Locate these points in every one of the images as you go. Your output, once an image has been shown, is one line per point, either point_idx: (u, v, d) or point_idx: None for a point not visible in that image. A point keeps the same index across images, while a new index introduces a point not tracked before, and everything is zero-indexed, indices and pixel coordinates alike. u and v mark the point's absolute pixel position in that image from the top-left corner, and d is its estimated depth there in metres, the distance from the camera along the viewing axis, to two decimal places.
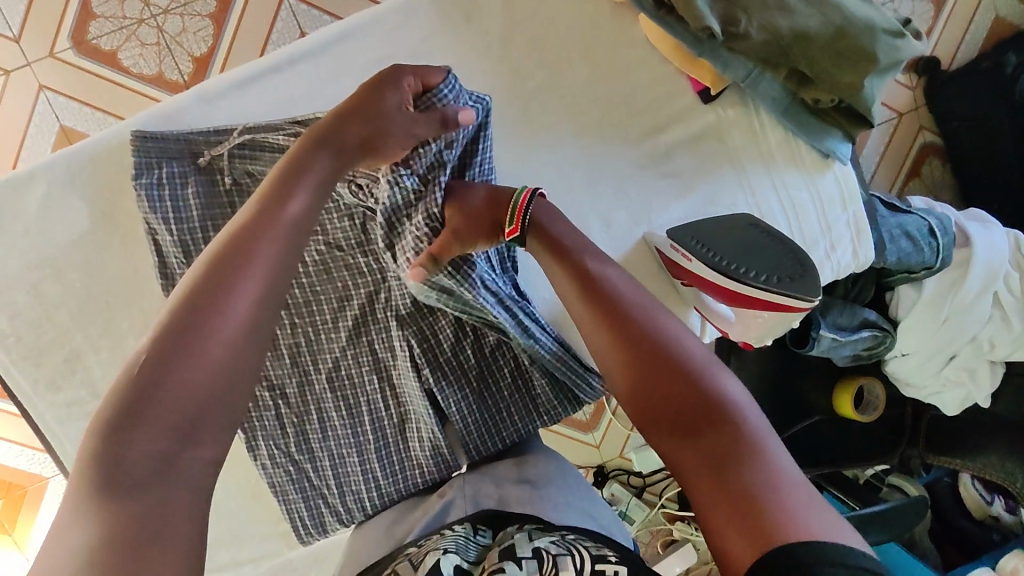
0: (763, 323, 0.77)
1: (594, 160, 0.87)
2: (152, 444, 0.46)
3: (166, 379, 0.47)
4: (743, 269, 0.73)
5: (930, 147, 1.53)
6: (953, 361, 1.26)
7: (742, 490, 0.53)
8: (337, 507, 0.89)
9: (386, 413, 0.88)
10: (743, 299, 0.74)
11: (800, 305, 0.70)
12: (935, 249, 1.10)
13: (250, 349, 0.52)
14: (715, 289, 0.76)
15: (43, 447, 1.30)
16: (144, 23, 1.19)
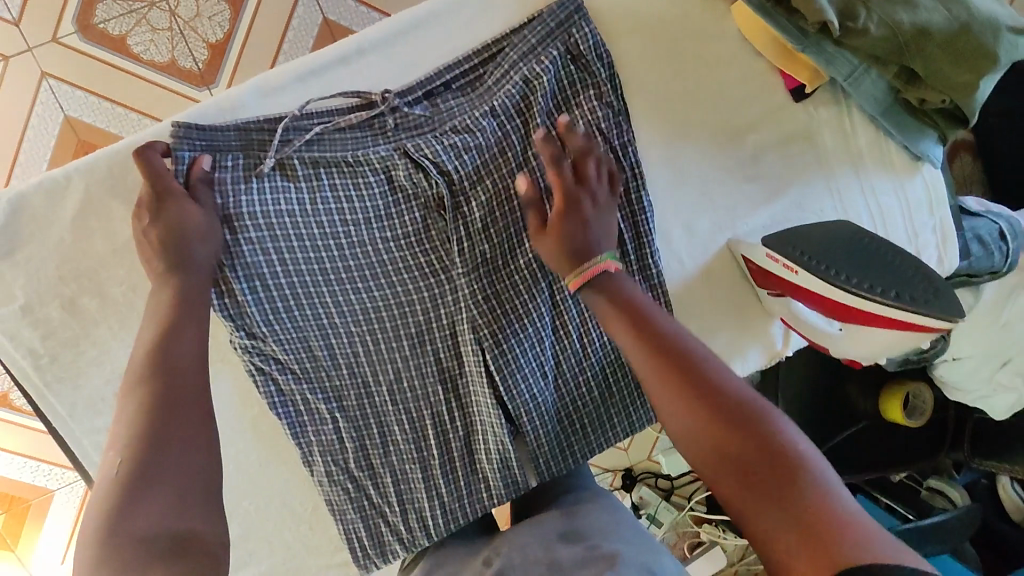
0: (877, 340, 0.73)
1: (682, 167, 0.82)
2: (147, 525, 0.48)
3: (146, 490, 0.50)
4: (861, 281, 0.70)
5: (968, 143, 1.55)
6: (1008, 366, 1.22)
7: (795, 508, 0.46)
8: (397, 526, 0.82)
9: (451, 424, 0.82)
10: (854, 312, 0.71)
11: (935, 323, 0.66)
12: (1004, 255, 1.06)
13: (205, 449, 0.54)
14: (825, 304, 0.73)
15: (65, 464, 1.22)
16: (155, 6, 1.08)
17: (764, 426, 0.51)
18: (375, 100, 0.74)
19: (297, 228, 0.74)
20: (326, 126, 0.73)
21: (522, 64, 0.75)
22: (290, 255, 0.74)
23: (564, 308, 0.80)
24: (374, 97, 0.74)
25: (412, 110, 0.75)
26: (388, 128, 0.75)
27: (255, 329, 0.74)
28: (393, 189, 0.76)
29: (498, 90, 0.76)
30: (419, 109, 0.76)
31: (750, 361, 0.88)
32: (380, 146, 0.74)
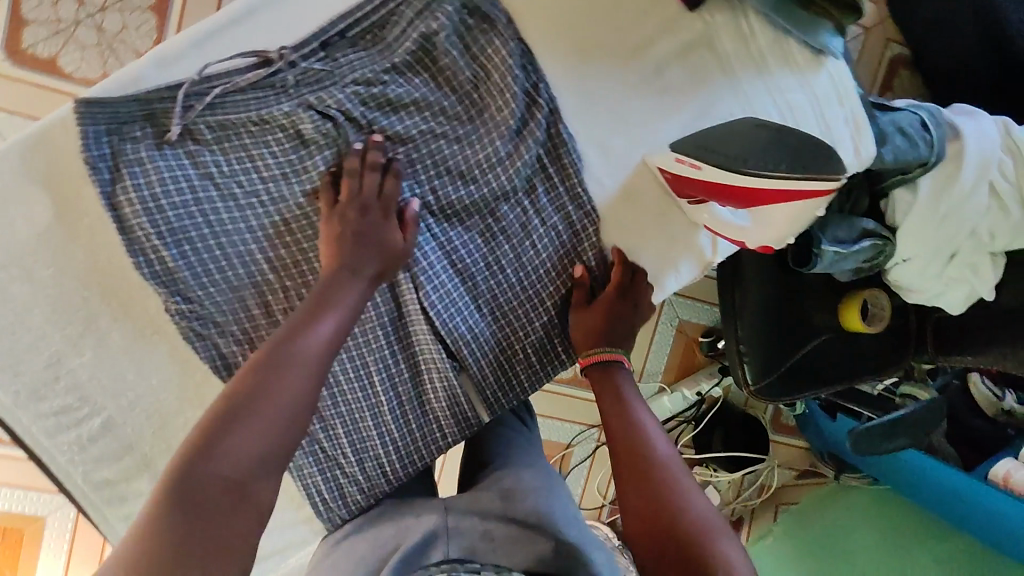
0: (781, 216, 0.76)
1: (589, 87, 0.83)
2: (222, 468, 0.56)
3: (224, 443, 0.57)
4: (757, 163, 0.72)
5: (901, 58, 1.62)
6: (954, 259, 1.26)
7: None
8: (355, 475, 0.85)
9: (397, 368, 0.84)
10: (763, 195, 0.73)
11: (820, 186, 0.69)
12: (929, 144, 1.08)
13: (291, 423, 0.60)
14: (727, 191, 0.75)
15: (57, 489, 1.29)
16: (81, 24, 1.15)
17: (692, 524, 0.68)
18: (272, 58, 0.74)
19: (214, 191, 0.75)
20: (226, 87, 0.73)
21: (418, 22, 0.77)
22: (213, 217, 0.75)
23: (491, 242, 0.84)
24: (271, 55, 0.74)
25: (314, 65, 0.75)
26: (289, 86, 0.75)
27: (191, 294, 0.75)
28: (303, 141, 0.76)
29: (398, 46, 0.77)
30: (319, 64, 0.76)
31: (682, 271, 0.91)
32: (283, 104, 0.74)
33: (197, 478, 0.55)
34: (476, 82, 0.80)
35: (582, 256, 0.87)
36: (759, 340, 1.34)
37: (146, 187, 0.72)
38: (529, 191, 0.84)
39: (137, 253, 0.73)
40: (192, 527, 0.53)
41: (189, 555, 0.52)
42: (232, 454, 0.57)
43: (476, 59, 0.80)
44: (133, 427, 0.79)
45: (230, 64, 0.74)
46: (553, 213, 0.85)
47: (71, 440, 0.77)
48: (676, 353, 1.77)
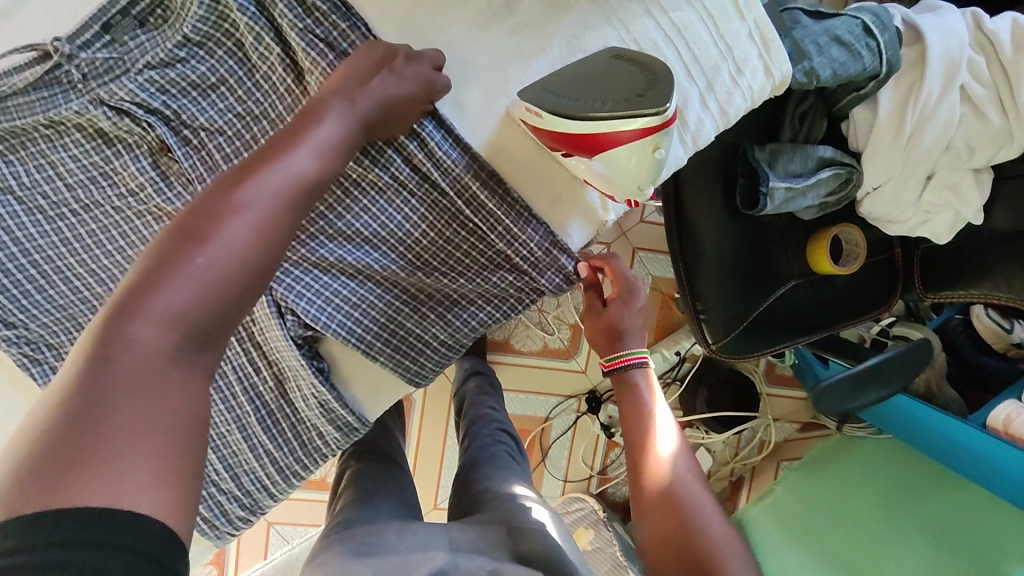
0: (630, 162, 0.63)
1: (431, 37, 0.73)
2: (149, 332, 0.46)
3: (166, 291, 0.48)
4: (584, 101, 0.62)
5: None
6: (931, 182, 1.10)
7: None
8: (233, 491, 0.80)
9: (260, 377, 0.78)
10: (600, 140, 0.62)
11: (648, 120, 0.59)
12: (875, 51, 0.93)
13: (246, 279, 0.51)
14: (570, 141, 0.63)
15: None
16: None
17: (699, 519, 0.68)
18: (49, 50, 0.67)
19: (18, 203, 0.69)
20: (3, 91, 0.67)
21: None
22: (19, 235, 0.69)
23: (348, 222, 0.75)
24: (47, 48, 0.67)
25: (95, 53, 0.68)
26: (76, 81, 0.68)
27: (12, 318, 0.70)
28: (106, 140, 0.69)
29: (185, 15, 0.69)
30: (103, 51, 0.69)
31: (577, 238, 0.79)
32: (72, 102, 0.68)
33: (125, 340, 0.45)
34: (294, 47, 0.70)
35: (468, 216, 0.76)
36: (719, 293, 1.19)
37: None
38: (381, 158, 0.73)
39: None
40: (95, 388, 0.43)
41: (116, 404, 0.43)
42: (169, 299, 0.48)
43: (287, 19, 0.69)
44: None
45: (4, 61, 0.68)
46: (419, 176, 0.75)
47: None
48: (654, 311, 1.64)
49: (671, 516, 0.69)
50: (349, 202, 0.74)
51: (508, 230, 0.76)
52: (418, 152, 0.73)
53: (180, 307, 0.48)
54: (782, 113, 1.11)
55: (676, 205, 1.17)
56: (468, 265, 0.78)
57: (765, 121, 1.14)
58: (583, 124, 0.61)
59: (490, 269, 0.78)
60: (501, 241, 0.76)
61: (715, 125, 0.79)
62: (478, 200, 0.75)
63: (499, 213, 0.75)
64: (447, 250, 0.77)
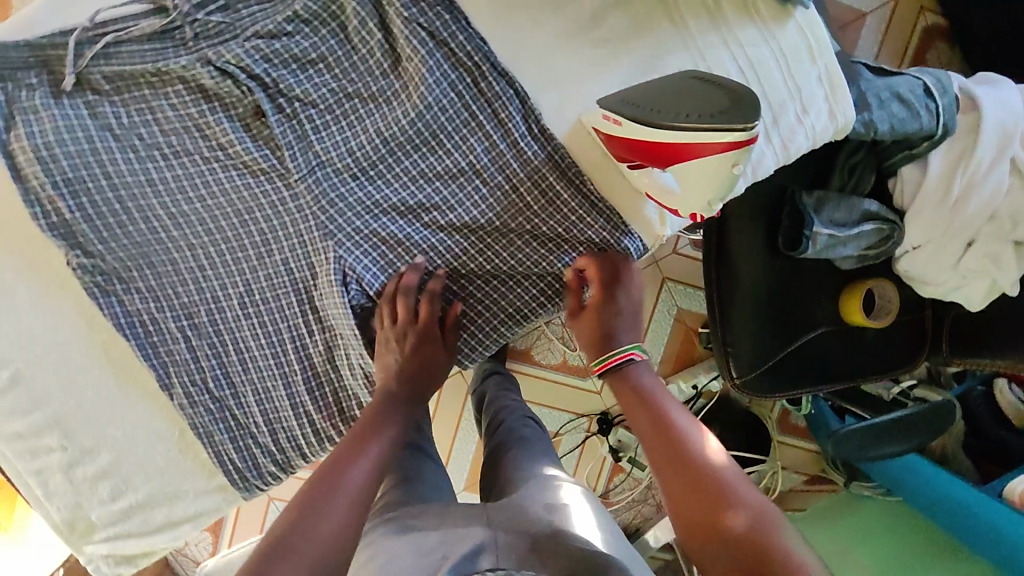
0: (703, 176, 0.66)
1: (517, 41, 0.77)
2: None
3: None
4: (666, 112, 0.64)
5: (937, 29, 1.53)
6: (972, 249, 1.12)
7: None
8: (269, 447, 0.81)
9: (311, 340, 0.80)
10: (677, 150, 0.64)
11: (727, 135, 0.61)
12: (933, 112, 0.96)
13: (343, 549, 0.61)
14: (648, 148, 0.66)
15: None
16: None
17: (735, 485, 0.62)
18: (168, 6, 0.72)
19: (114, 140, 0.72)
20: (119, 36, 0.71)
21: None
22: (111, 169, 0.72)
23: (422, 203, 0.79)
24: (166, 4, 0.72)
25: (210, 14, 0.73)
26: (189, 38, 0.73)
27: (92, 248, 0.73)
28: (207, 96, 0.73)
29: None
30: (218, 14, 0.73)
31: (632, 245, 0.83)
32: (182, 56, 0.72)
33: None
34: (394, 35, 0.75)
35: (534, 214, 0.81)
36: (748, 329, 1.21)
37: (39, 136, 0.69)
38: (463, 147, 0.79)
39: (33, 204, 0.70)
40: None
41: None
42: None
43: (391, 9, 0.75)
44: (42, 382, 0.77)
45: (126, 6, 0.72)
46: (494, 170, 0.80)
47: None
48: (675, 342, 1.65)
49: (704, 487, 0.62)
50: (424, 188, 0.79)
51: (563, 229, 0.82)
52: (499, 144, 0.79)
53: None
54: (832, 162, 1.14)
55: (719, 239, 1.21)
56: (527, 261, 0.83)
57: (814, 168, 1.17)
58: (662, 133, 0.64)
59: (546, 263, 0.83)
60: (555, 235, 0.83)
61: (776, 160, 0.82)
62: (547, 197, 0.81)
63: (562, 211, 0.81)
64: (505, 244, 0.82)
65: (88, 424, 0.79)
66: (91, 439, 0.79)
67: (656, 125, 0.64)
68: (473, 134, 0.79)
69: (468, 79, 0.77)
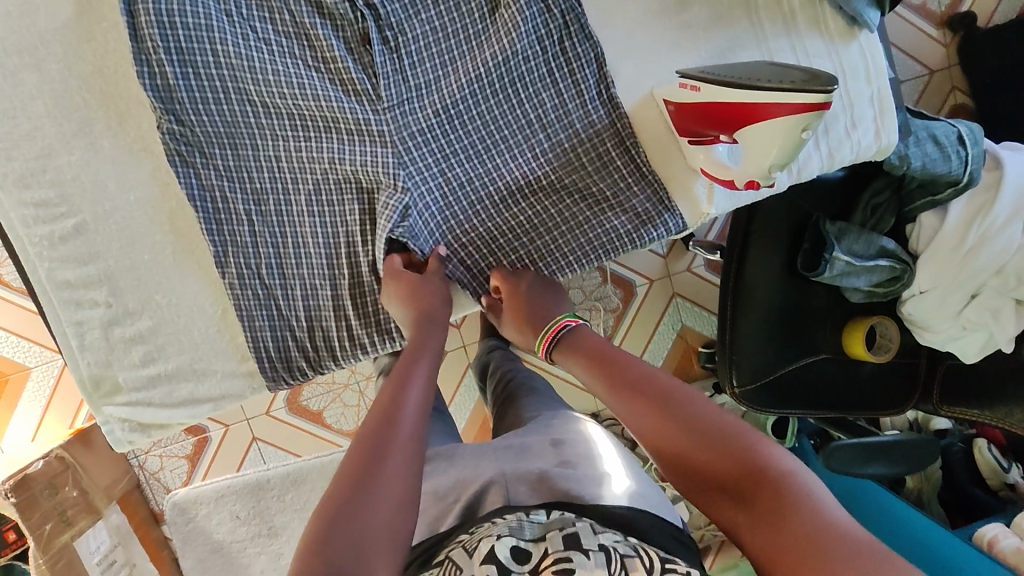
0: (772, 144, 0.71)
1: (607, 9, 0.84)
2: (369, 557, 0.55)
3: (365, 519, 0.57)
4: (750, 77, 0.71)
5: (964, 108, 1.63)
6: (975, 301, 1.19)
7: (772, 495, 0.57)
8: (304, 343, 0.84)
9: (363, 251, 0.83)
10: (756, 110, 0.70)
11: (812, 97, 0.66)
12: (964, 159, 1.03)
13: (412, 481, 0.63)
14: (726, 109, 0.72)
15: (42, 343, 1.44)
16: None
17: (747, 442, 0.61)
18: None
19: (230, 25, 0.76)
20: None
21: None
22: (219, 49, 0.76)
23: (488, 147, 0.85)
24: None
25: None
26: None
27: (184, 118, 0.77)
28: (320, 9, 0.79)
29: None
30: None
31: (672, 221, 0.88)
32: None
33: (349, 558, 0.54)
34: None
35: (588, 177, 0.87)
36: (753, 343, 1.27)
37: (164, 3, 0.74)
38: (536, 101, 0.84)
39: (142, 63, 0.74)
40: None
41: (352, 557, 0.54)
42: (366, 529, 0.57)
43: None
44: (104, 236, 0.80)
45: None
46: (561, 127, 0.85)
47: (43, 234, 0.79)
48: (674, 358, 1.70)
49: (714, 454, 0.61)
50: (493, 134, 0.85)
51: (608, 196, 0.87)
52: (569, 104, 0.85)
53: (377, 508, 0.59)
54: (857, 200, 1.21)
55: (739, 255, 1.26)
56: (570, 221, 0.88)
57: (840, 201, 1.24)
58: (745, 93, 0.70)
59: (590, 225, 0.88)
60: (600, 199, 0.87)
61: (820, 165, 0.89)
62: (601, 161, 0.86)
63: (613, 177, 0.87)
64: (556, 201, 0.87)
65: (137, 286, 0.81)
66: (137, 301, 0.81)
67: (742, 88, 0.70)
68: (547, 90, 0.84)
69: (555, 36, 0.83)
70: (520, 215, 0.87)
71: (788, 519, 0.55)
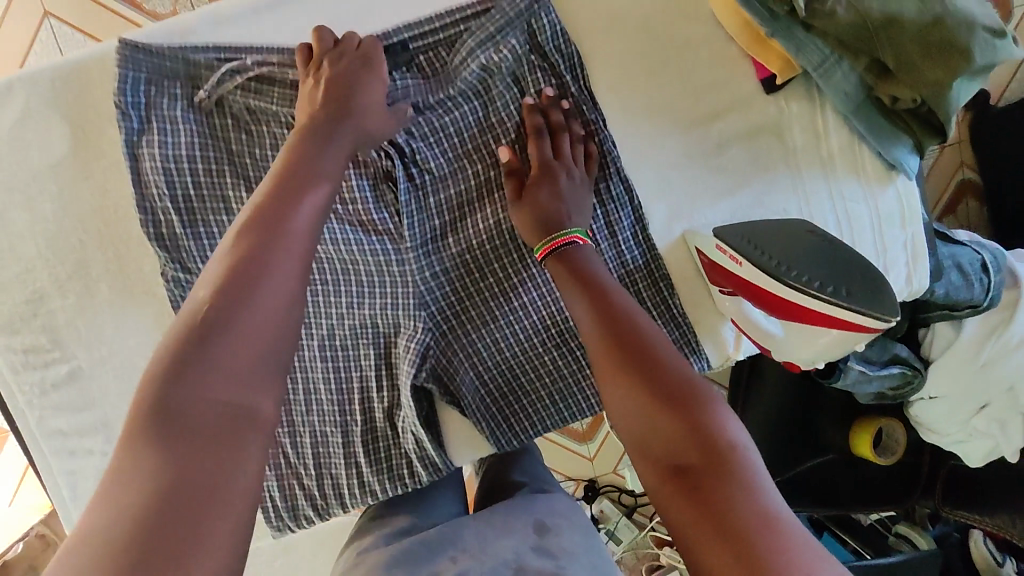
0: (819, 342, 0.70)
1: (637, 150, 0.79)
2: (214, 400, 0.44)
3: (212, 352, 0.46)
4: (795, 272, 0.67)
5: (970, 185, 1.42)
6: (985, 410, 1.17)
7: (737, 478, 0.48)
8: (312, 491, 0.81)
9: (377, 399, 0.80)
10: (806, 314, 0.67)
11: (869, 322, 0.64)
12: (986, 287, 1.01)
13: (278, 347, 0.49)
14: (773, 300, 0.69)
15: None
16: None
17: (695, 412, 0.53)
18: None
19: (242, 170, 0.71)
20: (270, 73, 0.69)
21: (480, 51, 0.73)
22: (230, 196, 0.71)
23: (515, 285, 0.80)
24: None
25: None
26: None
27: (190, 265, 0.71)
28: None
29: (455, 73, 0.74)
30: None
31: (699, 363, 0.83)
32: None
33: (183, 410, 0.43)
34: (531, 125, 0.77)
35: None
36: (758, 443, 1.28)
37: (172, 147, 0.69)
38: None
39: (146, 211, 0.69)
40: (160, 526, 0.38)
41: (197, 445, 0.42)
42: (201, 384, 0.44)
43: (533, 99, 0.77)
44: (98, 382, 0.75)
45: (278, 46, 0.70)
46: None
47: (35, 380, 0.74)
48: None
49: (663, 424, 0.53)
50: (520, 275, 0.79)
51: None
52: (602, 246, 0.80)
53: (225, 384, 0.45)
54: None
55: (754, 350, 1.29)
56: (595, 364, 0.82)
57: None
58: (794, 296, 0.67)
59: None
60: None
61: None
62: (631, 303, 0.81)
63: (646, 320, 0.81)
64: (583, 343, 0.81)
65: None
66: None
67: (791, 289, 0.67)
68: None
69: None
70: (541, 356, 0.82)
71: (729, 498, 0.47)
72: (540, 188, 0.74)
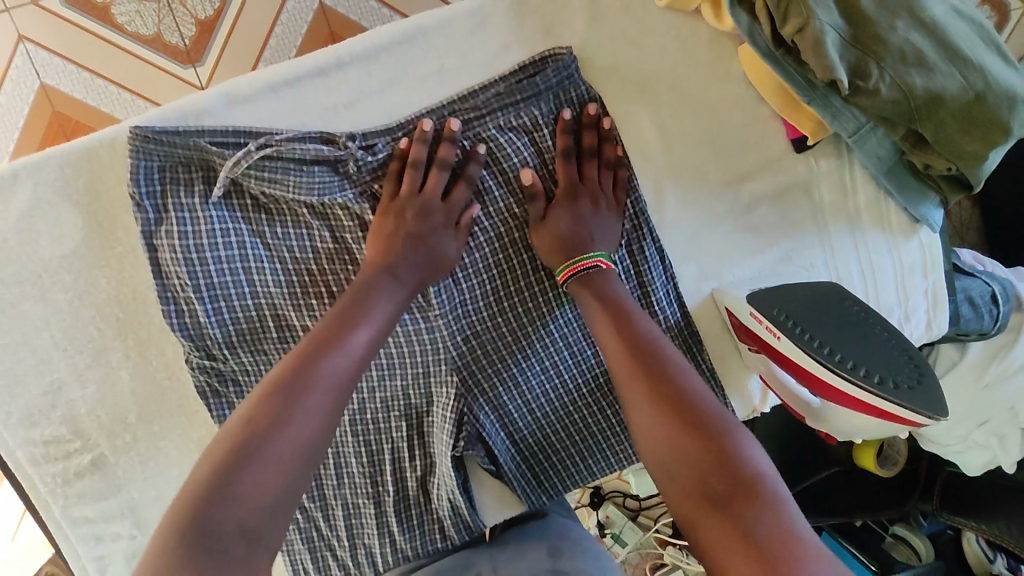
0: (853, 417, 0.72)
1: (667, 211, 0.78)
2: (234, 520, 0.47)
3: (243, 474, 0.49)
4: (846, 363, 0.67)
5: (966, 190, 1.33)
6: (985, 426, 1.11)
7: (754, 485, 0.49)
8: (345, 560, 0.80)
9: (410, 468, 0.78)
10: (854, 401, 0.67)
11: (916, 418, 0.64)
12: (995, 317, 1.03)
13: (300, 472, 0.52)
14: (822, 385, 0.69)
15: None
16: None
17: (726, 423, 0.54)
18: (339, 141, 0.68)
19: (264, 250, 0.68)
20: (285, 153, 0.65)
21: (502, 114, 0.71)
22: (256, 279, 0.67)
23: (549, 348, 0.77)
24: (338, 141, 0.68)
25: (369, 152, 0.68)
26: (352, 172, 0.68)
27: (215, 352, 0.68)
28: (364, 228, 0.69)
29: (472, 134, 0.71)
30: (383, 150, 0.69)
31: None
32: (346, 192, 0.68)
33: (210, 524, 0.46)
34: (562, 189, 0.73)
35: None
36: None
37: (192, 237, 0.65)
38: None
39: (168, 301, 0.66)
40: None
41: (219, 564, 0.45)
42: (234, 502, 0.48)
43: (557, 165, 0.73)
44: (123, 470, 0.72)
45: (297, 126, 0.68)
46: None
47: (56, 471, 0.71)
48: None
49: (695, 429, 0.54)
50: (554, 338, 0.77)
51: None
52: None
53: (248, 503, 0.48)
54: None
55: None
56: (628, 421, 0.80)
57: None
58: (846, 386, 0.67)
59: None
60: None
61: None
62: None
63: None
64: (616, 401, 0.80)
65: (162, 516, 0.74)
66: None
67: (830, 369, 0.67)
68: None
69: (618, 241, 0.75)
70: (573, 416, 0.80)
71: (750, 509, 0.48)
72: (556, 221, 0.71)
